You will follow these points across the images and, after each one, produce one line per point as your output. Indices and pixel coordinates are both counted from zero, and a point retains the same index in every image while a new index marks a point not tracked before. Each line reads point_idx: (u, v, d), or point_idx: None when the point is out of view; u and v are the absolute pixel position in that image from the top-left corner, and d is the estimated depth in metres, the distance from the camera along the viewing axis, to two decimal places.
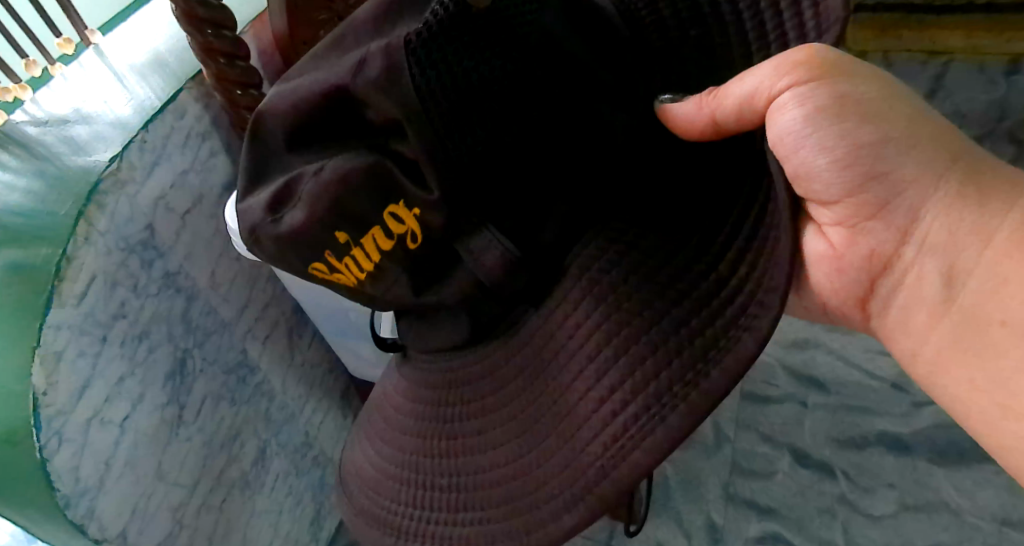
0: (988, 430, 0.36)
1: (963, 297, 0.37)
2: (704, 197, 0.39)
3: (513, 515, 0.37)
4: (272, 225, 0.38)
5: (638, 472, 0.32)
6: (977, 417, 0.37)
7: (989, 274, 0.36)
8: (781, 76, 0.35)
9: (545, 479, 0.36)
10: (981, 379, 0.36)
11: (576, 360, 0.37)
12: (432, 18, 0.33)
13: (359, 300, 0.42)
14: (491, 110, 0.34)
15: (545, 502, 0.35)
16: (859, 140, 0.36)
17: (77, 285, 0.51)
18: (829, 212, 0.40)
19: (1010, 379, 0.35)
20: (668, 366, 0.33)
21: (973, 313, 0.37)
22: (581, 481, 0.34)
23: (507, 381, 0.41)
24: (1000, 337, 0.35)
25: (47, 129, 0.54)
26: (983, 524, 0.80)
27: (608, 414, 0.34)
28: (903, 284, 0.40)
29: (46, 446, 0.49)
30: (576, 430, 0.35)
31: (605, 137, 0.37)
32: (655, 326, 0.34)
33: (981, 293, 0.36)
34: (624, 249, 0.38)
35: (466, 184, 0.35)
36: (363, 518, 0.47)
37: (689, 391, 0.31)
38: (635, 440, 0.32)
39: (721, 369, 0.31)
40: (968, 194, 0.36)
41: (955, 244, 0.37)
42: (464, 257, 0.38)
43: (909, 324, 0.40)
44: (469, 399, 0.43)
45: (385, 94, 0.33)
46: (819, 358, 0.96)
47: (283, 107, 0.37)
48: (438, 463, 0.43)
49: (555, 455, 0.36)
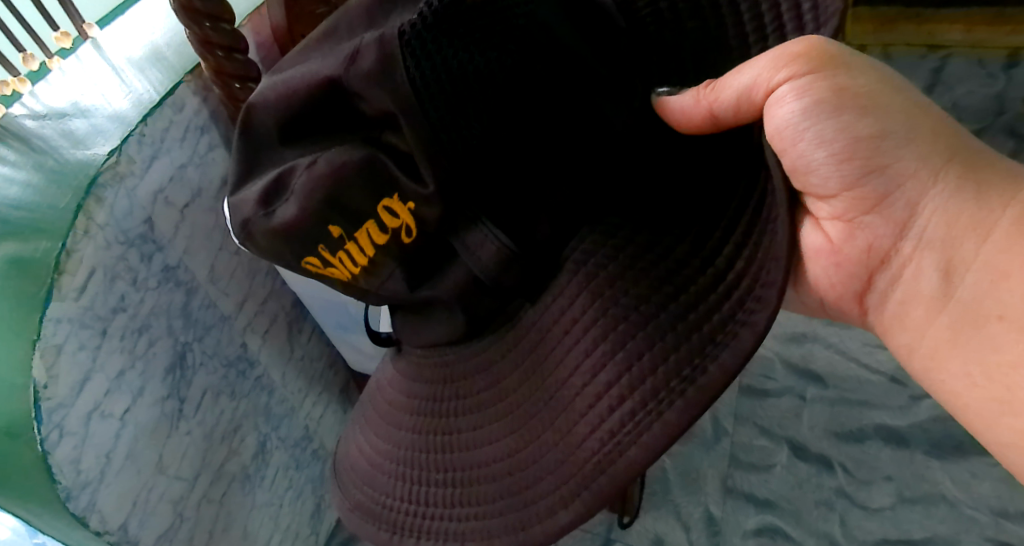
0: (987, 425, 0.36)
1: (961, 292, 0.37)
2: (700, 191, 0.39)
3: (510, 511, 0.37)
4: (265, 219, 0.38)
5: (635, 468, 0.32)
6: (977, 412, 0.37)
7: (987, 268, 0.36)
8: (778, 68, 0.35)
9: (543, 474, 0.36)
10: (978, 374, 0.36)
11: (574, 355, 0.37)
12: (425, 10, 0.34)
13: (354, 294, 0.43)
14: (488, 104, 0.34)
15: (542, 497, 0.36)
16: (857, 134, 0.36)
17: (76, 279, 0.50)
18: (827, 206, 0.40)
19: (1009, 376, 0.35)
20: (665, 361, 0.33)
21: (972, 308, 0.36)
22: (578, 477, 0.34)
23: (503, 376, 0.41)
24: (998, 333, 0.35)
25: (45, 122, 0.55)
26: (979, 516, 0.81)
27: (605, 410, 0.34)
28: (900, 279, 0.40)
29: (47, 439, 0.49)
30: (572, 425, 0.35)
31: (602, 132, 0.37)
32: (652, 320, 0.35)
33: (979, 287, 0.36)
34: (620, 243, 0.38)
35: (461, 177, 0.35)
36: (359, 513, 0.47)
37: (686, 386, 0.32)
38: (632, 435, 0.32)
39: (718, 363, 0.31)
40: (967, 188, 0.36)
41: (953, 238, 0.37)
42: (457, 249, 0.38)
43: (907, 318, 0.40)
44: (466, 395, 0.43)
45: (382, 87, 0.33)
46: (817, 352, 0.97)
47: (275, 100, 0.36)
48: (434, 459, 0.43)
49: (552, 450, 0.36)
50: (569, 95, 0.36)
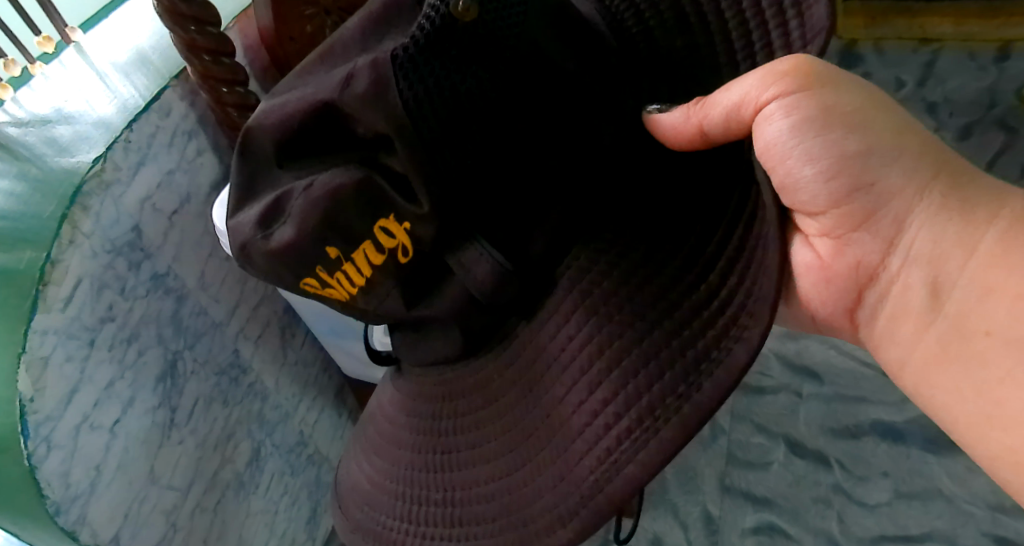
0: (976, 441, 0.35)
1: (948, 306, 0.36)
2: (694, 205, 0.39)
3: (509, 530, 0.37)
4: (264, 241, 0.37)
5: (633, 486, 0.31)
6: (965, 428, 0.35)
7: (972, 284, 0.35)
8: (767, 86, 0.35)
9: (540, 492, 0.36)
10: (967, 387, 0.35)
11: (570, 372, 0.36)
12: (419, 32, 0.32)
13: (352, 314, 0.42)
14: (474, 126, 0.34)
15: (540, 515, 0.35)
16: (844, 151, 0.36)
17: (63, 289, 0.49)
18: (815, 222, 0.40)
19: (998, 390, 0.34)
20: (661, 379, 0.33)
21: (959, 321, 0.36)
22: (576, 494, 0.33)
23: (502, 393, 0.40)
24: (985, 347, 0.34)
25: (28, 129, 0.52)
26: (976, 510, 0.82)
27: (602, 427, 0.33)
28: (888, 295, 0.39)
29: (35, 453, 0.48)
30: (571, 442, 0.35)
31: (592, 150, 0.37)
32: (645, 340, 0.34)
33: (966, 301, 0.36)
34: (613, 260, 0.37)
35: (454, 195, 0.34)
36: (359, 533, 0.46)
37: (681, 404, 0.31)
38: (628, 454, 0.32)
39: (714, 381, 0.31)
40: (952, 205, 0.36)
41: (940, 255, 0.36)
42: (454, 268, 0.37)
43: (896, 334, 0.39)
44: (463, 412, 0.42)
45: (373, 108, 0.33)
46: (813, 348, 0.98)
47: (272, 122, 0.36)
48: (434, 478, 0.43)
49: (549, 468, 0.36)
50: (563, 114, 0.35)
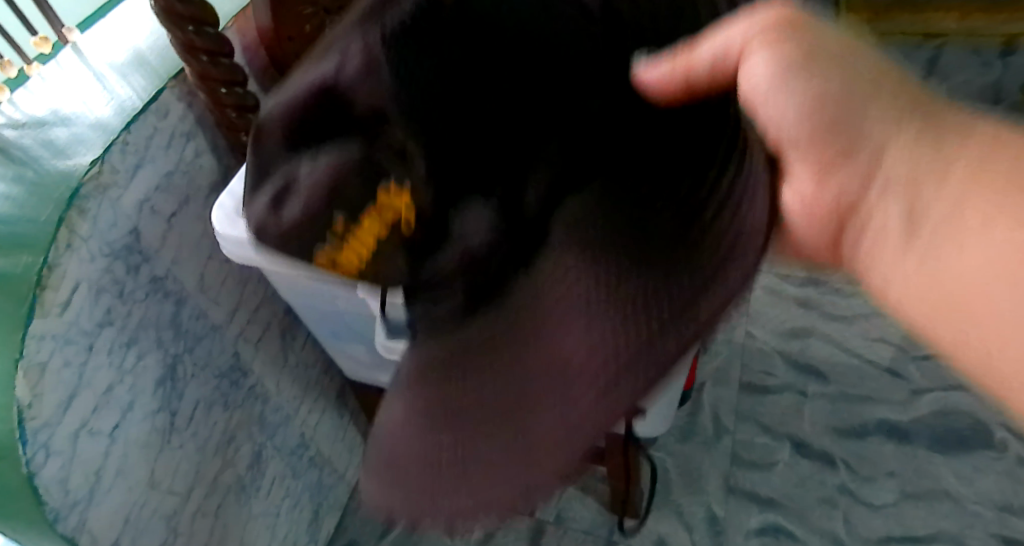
0: (981, 367, 0.27)
1: (931, 220, 0.30)
2: (677, 158, 0.41)
3: (523, 459, 0.32)
4: (275, 218, 0.42)
5: (628, 394, 0.30)
6: (961, 352, 0.28)
7: (956, 198, 0.29)
8: (752, 31, 0.34)
9: (552, 424, 0.32)
10: (971, 292, 0.28)
11: (573, 307, 0.35)
12: (405, 14, 0.37)
13: (360, 282, 0.46)
14: (453, 93, 0.39)
15: (552, 440, 0.31)
16: (821, 93, 0.33)
17: (60, 294, 0.49)
18: (794, 161, 0.35)
19: (993, 297, 0.27)
20: (646, 318, 0.32)
21: (944, 235, 0.29)
22: (584, 410, 0.31)
23: (504, 333, 0.39)
24: (973, 253, 0.28)
25: (24, 131, 0.52)
26: (982, 511, 0.86)
27: (589, 350, 0.32)
28: (867, 230, 0.34)
29: (33, 460, 0.47)
30: (568, 366, 0.33)
31: (575, 115, 0.42)
32: (636, 268, 0.34)
33: (947, 217, 0.29)
34: (603, 200, 0.39)
35: (442, 146, 0.40)
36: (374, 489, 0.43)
37: (664, 320, 0.31)
38: (630, 367, 0.31)
39: (717, 295, 0.32)
40: (927, 135, 0.31)
41: (915, 180, 0.31)
42: (449, 223, 0.43)
43: (881, 259, 0.33)
44: (473, 358, 0.39)
45: (370, 84, 0.38)
46: (816, 346, 1.02)
47: (279, 114, 0.40)
48: (436, 424, 0.38)
49: (555, 394, 0.33)
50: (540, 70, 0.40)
